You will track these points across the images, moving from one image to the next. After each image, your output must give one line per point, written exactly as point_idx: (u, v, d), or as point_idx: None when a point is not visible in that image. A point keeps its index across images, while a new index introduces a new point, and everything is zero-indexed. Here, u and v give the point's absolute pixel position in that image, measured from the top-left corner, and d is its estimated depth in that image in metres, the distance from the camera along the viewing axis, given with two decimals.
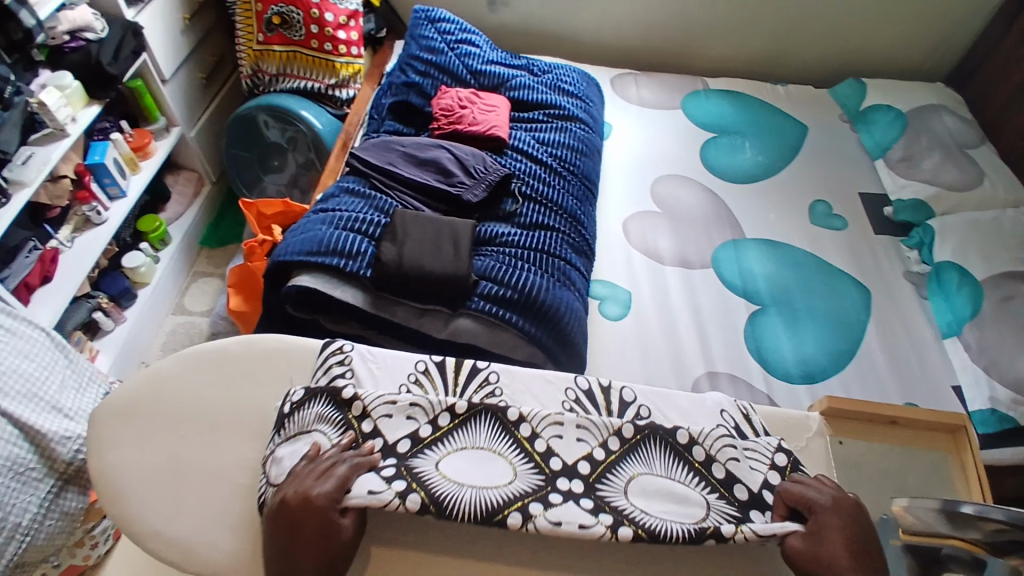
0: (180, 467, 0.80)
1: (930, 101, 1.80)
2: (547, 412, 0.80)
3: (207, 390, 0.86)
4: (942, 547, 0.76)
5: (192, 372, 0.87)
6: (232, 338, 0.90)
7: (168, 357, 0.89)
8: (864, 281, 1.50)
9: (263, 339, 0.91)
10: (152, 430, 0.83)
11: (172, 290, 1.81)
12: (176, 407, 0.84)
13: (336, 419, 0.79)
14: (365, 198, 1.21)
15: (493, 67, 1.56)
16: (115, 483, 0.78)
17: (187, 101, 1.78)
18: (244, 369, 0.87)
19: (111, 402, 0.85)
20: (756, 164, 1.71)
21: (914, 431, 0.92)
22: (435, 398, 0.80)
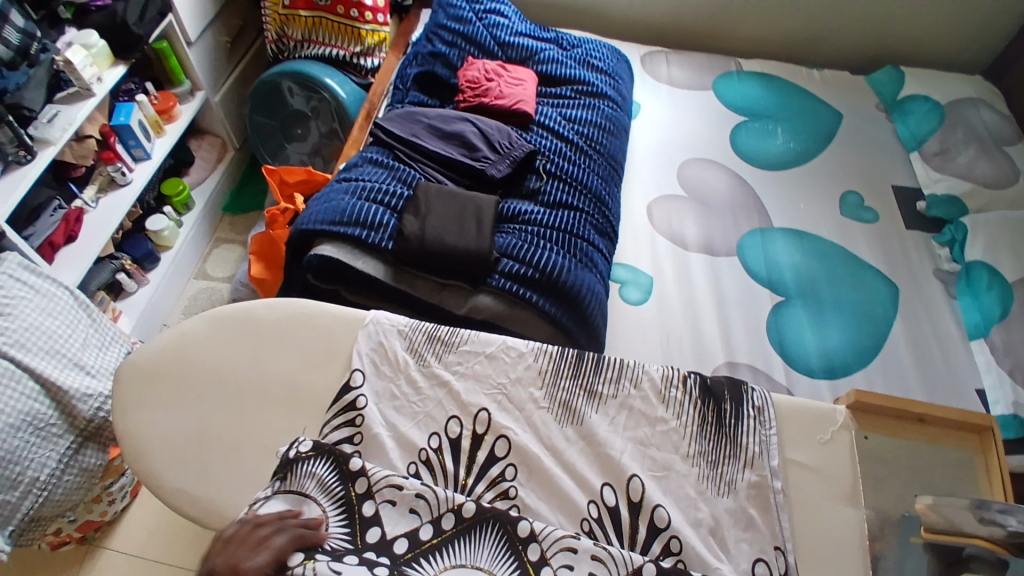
0: (204, 429, 0.80)
1: (970, 93, 1.73)
2: (561, 535, 0.69)
3: (230, 353, 0.86)
4: (966, 546, 0.76)
5: (219, 334, 0.88)
6: (257, 303, 0.91)
7: (194, 319, 0.89)
8: (891, 275, 1.46)
9: (288, 305, 0.91)
10: (176, 391, 0.83)
11: (195, 254, 1.83)
12: (200, 369, 0.84)
13: (335, 491, 0.71)
14: (389, 169, 1.20)
15: (522, 40, 1.52)
16: (143, 440, 0.79)
17: (212, 64, 1.77)
18: (268, 333, 0.88)
19: (138, 360, 0.85)
20: (787, 150, 1.67)
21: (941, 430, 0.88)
22: (443, 494, 0.71)
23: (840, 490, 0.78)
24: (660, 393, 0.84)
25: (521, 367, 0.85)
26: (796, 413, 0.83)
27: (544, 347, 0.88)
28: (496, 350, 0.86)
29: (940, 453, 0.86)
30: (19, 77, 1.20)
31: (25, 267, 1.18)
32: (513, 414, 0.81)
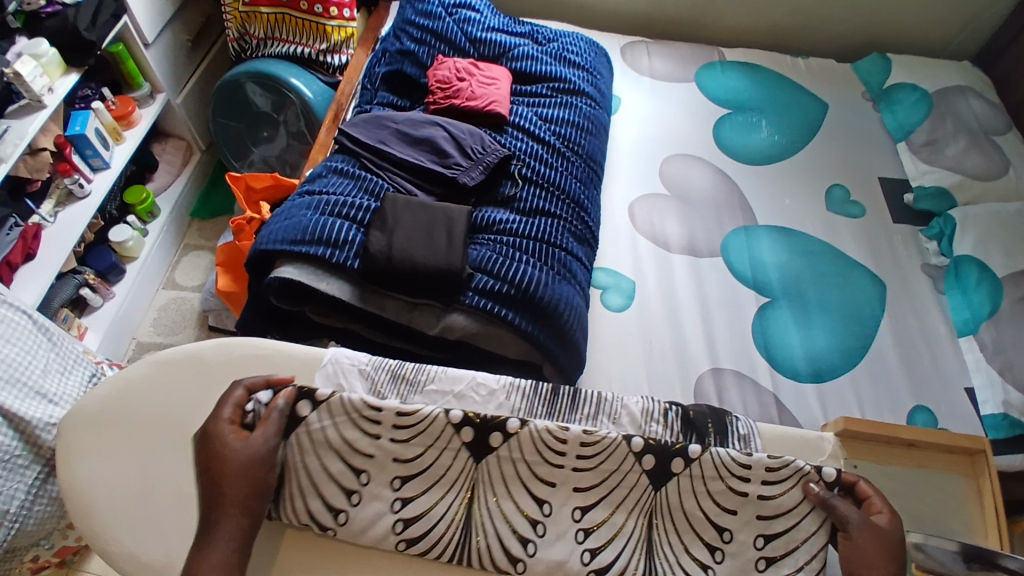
0: (152, 484, 0.74)
1: (959, 82, 1.69)
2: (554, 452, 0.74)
3: (178, 400, 0.80)
4: None
5: (166, 381, 0.81)
6: (207, 342, 0.84)
7: (139, 361, 0.82)
8: (879, 273, 1.43)
9: (240, 344, 0.84)
10: (120, 443, 0.77)
11: (163, 263, 1.76)
12: (145, 419, 0.78)
13: (342, 416, 0.75)
14: (355, 179, 1.14)
15: (494, 35, 1.46)
16: (84, 503, 0.73)
17: (172, 64, 1.69)
18: (222, 377, 0.82)
19: (78, 411, 0.78)
20: (771, 143, 1.62)
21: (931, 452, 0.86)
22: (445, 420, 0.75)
23: None
24: (640, 430, 0.81)
25: (491, 402, 0.81)
26: (784, 442, 0.80)
27: (517, 380, 0.83)
28: (467, 390, 0.82)
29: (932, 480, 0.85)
30: None
31: None
32: None
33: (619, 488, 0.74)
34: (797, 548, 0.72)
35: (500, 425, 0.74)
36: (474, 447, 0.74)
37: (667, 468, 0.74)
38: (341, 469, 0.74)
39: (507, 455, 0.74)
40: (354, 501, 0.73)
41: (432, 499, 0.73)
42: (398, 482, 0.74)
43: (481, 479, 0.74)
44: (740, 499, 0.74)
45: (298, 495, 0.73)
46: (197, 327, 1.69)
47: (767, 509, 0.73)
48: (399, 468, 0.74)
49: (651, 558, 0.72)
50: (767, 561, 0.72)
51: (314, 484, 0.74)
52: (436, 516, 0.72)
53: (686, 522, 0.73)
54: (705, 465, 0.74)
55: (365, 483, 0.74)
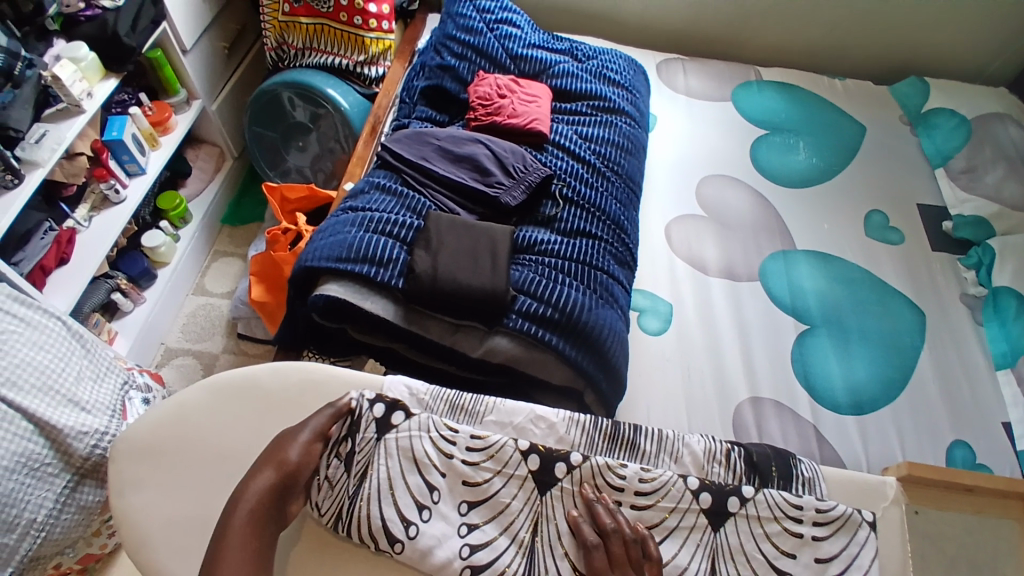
0: (208, 514, 0.75)
1: (997, 109, 1.67)
2: (617, 484, 0.78)
3: (233, 427, 0.81)
4: None
5: (221, 407, 0.82)
6: (263, 367, 0.85)
7: (195, 386, 0.83)
8: (918, 301, 1.41)
9: (297, 368, 0.86)
10: (176, 471, 0.78)
11: (194, 268, 1.77)
12: (202, 447, 0.79)
13: (426, 433, 0.79)
14: (397, 197, 1.13)
15: (535, 52, 1.45)
16: (141, 528, 0.74)
17: (208, 72, 1.71)
18: (275, 403, 0.83)
19: (134, 435, 0.80)
20: (810, 166, 1.60)
21: (990, 499, 0.93)
22: (515, 449, 0.79)
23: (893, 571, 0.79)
24: (702, 470, 0.83)
25: (548, 432, 0.83)
26: (847, 488, 0.83)
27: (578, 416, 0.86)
28: (524, 420, 0.84)
29: (987, 524, 0.91)
30: (4, 97, 1.14)
31: (15, 299, 1.10)
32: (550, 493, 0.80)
33: (680, 527, 0.76)
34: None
35: (564, 456, 0.79)
36: (539, 475, 0.78)
37: (725, 508, 0.77)
38: (417, 483, 0.77)
39: (570, 487, 0.78)
40: (425, 519, 0.75)
41: (497, 526, 0.76)
42: (465, 507, 0.77)
43: (545, 509, 0.77)
44: (796, 543, 0.77)
45: (369, 510, 0.75)
46: (225, 334, 1.69)
47: (822, 552, 0.77)
48: (467, 492, 0.77)
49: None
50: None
51: (392, 494, 0.76)
52: (500, 548, 0.74)
53: (748, 565, 0.75)
54: (760, 506, 0.78)
55: (437, 502, 0.76)
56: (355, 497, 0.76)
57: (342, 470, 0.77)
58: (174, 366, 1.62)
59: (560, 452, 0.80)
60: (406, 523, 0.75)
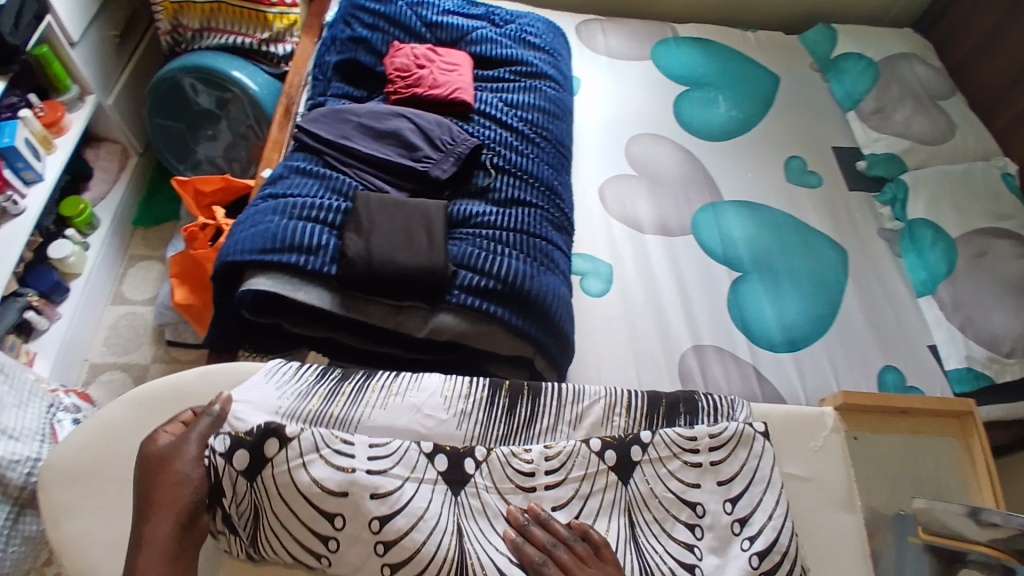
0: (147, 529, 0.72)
1: (904, 49, 1.76)
2: (515, 459, 0.78)
3: (167, 437, 0.77)
4: (967, 551, 0.87)
5: (150, 419, 0.79)
6: (190, 374, 0.83)
7: (120, 399, 0.79)
8: (839, 240, 1.49)
9: (231, 369, 0.84)
10: (108, 490, 0.74)
11: (108, 277, 1.64)
12: (134, 460, 0.75)
13: (309, 459, 0.73)
14: (321, 179, 1.07)
15: (451, 19, 1.40)
16: (81, 553, 0.70)
17: (98, 62, 1.56)
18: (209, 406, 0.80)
19: (58, 460, 0.75)
20: (730, 119, 1.64)
21: (922, 418, 1.02)
22: (414, 449, 0.76)
23: (837, 497, 0.83)
24: (600, 424, 0.84)
25: (445, 419, 0.82)
26: (788, 421, 0.87)
27: (468, 410, 0.83)
28: (413, 423, 0.81)
29: (923, 443, 1.00)
30: None
31: None
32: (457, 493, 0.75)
33: (594, 490, 0.78)
34: (763, 505, 0.78)
35: (470, 451, 0.77)
36: (449, 473, 0.76)
37: (629, 459, 0.79)
38: (313, 514, 0.71)
39: (482, 483, 0.76)
40: (333, 548, 0.71)
41: (414, 531, 0.72)
42: (377, 523, 0.72)
43: (462, 506, 0.74)
44: (699, 474, 0.79)
45: (275, 549, 0.72)
46: (153, 343, 1.58)
47: (724, 476, 0.79)
48: (376, 507, 0.72)
49: (640, 552, 0.75)
50: (741, 524, 0.78)
51: (290, 535, 0.72)
52: (427, 553, 0.71)
53: (662, 508, 0.78)
54: (658, 448, 0.80)
55: (342, 527, 0.71)
56: (256, 538, 0.72)
57: (235, 526, 0.72)
58: (102, 383, 1.51)
59: (465, 447, 0.78)
60: (317, 555, 0.72)
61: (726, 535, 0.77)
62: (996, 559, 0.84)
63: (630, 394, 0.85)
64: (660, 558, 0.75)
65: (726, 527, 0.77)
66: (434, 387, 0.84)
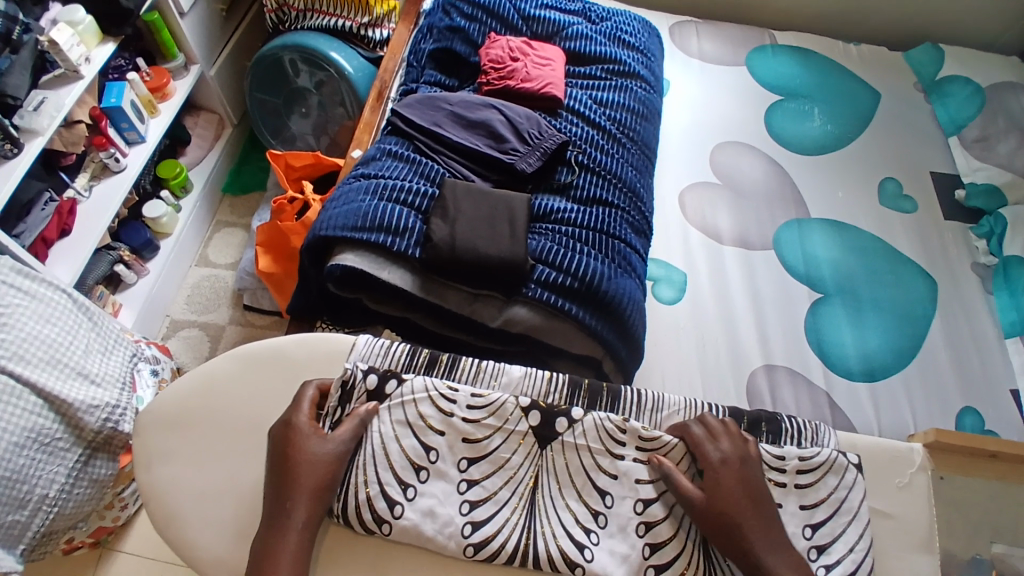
0: (237, 488, 0.70)
1: (1014, 77, 1.66)
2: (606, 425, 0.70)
3: (265, 399, 0.75)
4: None
5: (250, 378, 0.76)
6: (290, 338, 0.78)
7: (223, 355, 0.77)
8: (931, 271, 1.40)
9: (328, 340, 0.79)
10: (203, 443, 0.72)
11: (195, 240, 1.74)
12: (233, 417, 0.74)
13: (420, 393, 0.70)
14: (410, 163, 1.10)
15: (547, 13, 1.40)
16: (170, 501, 0.70)
17: (205, 34, 1.66)
18: (307, 376, 0.76)
19: (159, 406, 0.74)
20: (823, 133, 1.57)
21: (1013, 464, 0.89)
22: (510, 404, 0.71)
23: (915, 537, 0.76)
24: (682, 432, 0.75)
25: None
26: (875, 455, 0.79)
27: None
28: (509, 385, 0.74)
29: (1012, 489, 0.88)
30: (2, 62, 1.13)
31: (18, 271, 1.07)
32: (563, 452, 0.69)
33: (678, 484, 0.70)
34: (845, 537, 0.70)
35: (565, 410, 0.70)
36: (541, 431, 0.70)
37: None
38: (412, 445, 0.68)
39: (572, 441, 0.70)
40: (423, 480, 0.67)
41: (498, 481, 0.68)
42: (464, 463, 0.68)
43: (547, 462, 0.69)
44: (780, 492, 0.71)
45: (366, 476, 0.67)
46: (231, 306, 1.67)
47: (808, 499, 0.71)
48: (465, 449, 0.69)
49: (709, 562, 0.67)
50: (818, 551, 0.69)
51: (389, 459, 0.68)
52: (502, 500, 0.67)
53: None
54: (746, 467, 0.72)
55: (434, 461, 0.68)
56: (348, 471, 0.67)
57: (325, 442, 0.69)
58: (180, 338, 1.61)
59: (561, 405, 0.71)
60: (404, 486, 0.67)
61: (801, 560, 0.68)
62: None
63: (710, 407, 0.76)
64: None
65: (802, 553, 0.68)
66: (511, 382, 0.75)
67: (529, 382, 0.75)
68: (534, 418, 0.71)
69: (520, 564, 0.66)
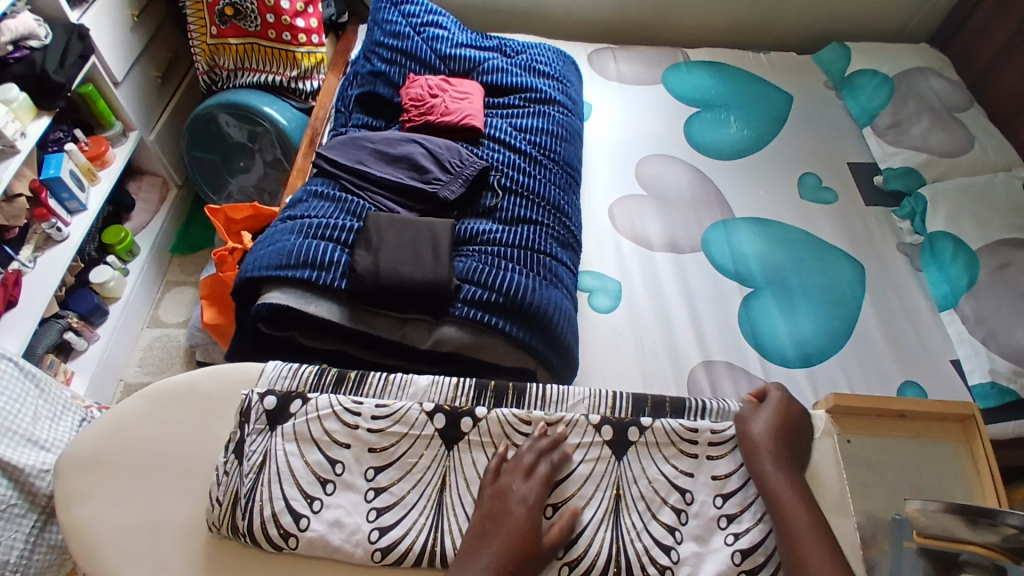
0: (154, 519, 0.71)
1: (919, 63, 1.75)
2: (506, 417, 0.74)
3: (177, 432, 0.76)
4: (960, 552, 0.73)
5: (160, 414, 0.77)
6: (201, 371, 0.81)
7: (133, 396, 0.79)
8: (856, 255, 1.47)
9: (235, 369, 0.81)
10: (121, 481, 0.73)
11: (146, 302, 1.74)
12: (146, 452, 0.75)
13: (325, 411, 0.73)
14: (336, 202, 1.14)
15: (464, 50, 1.47)
16: (90, 538, 0.70)
17: (141, 101, 1.71)
18: (216, 405, 0.78)
19: (74, 449, 0.75)
20: (741, 138, 1.65)
21: (925, 423, 0.92)
22: (415, 412, 0.73)
23: None
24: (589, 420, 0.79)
25: None
26: None
27: None
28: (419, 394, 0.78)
29: (925, 447, 0.90)
30: None
31: None
32: (470, 454, 0.72)
33: (586, 462, 0.73)
34: (755, 505, 0.71)
35: (469, 409, 0.74)
36: (446, 433, 0.73)
37: (626, 438, 0.74)
38: (317, 460, 0.71)
39: (478, 439, 0.73)
40: (330, 492, 0.69)
41: (406, 485, 0.70)
42: (372, 472, 0.71)
43: (454, 463, 0.72)
44: (693, 462, 0.74)
45: (270, 492, 0.69)
46: (185, 363, 1.67)
47: (719, 470, 0.74)
48: (372, 459, 0.71)
49: (617, 525, 0.69)
50: (728, 519, 0.71)
51: (293, 476, 0.70)
52: (409, 504, 0.69)
53: (650, 488, 0.72)
54: (657, 432, 0.74)
55: (341, 473, 0.70)
56: (253, 489, 0.69)
57: (235, 465, 0.71)
58: None
59: (465, 406, 0.74)
60: (310, 500, 0.69)
61: (710, 526, 0.70)
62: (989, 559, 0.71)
63: (614, 394, 0.79)
64: (636, 535, 0.69)
65: (712, 519, 0.71)
66: (418, 392, 0.77)
67: (437, 389, 0.78)
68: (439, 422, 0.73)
69: (428, 565, 0.67)
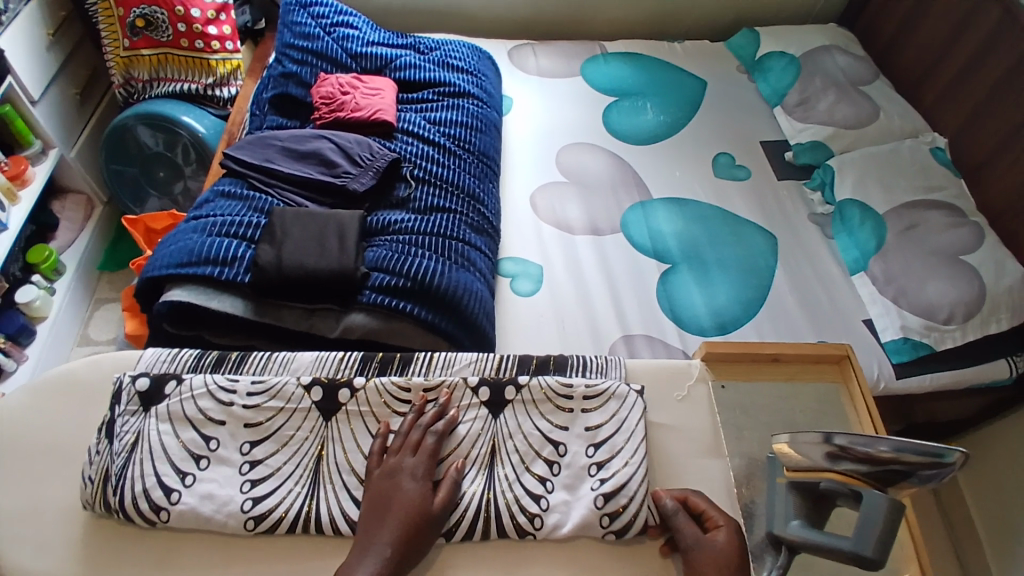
0: (36, 505, 0.73)
1: (823, 42, 1.82)
2: (382, 386, 0.77)
3: (60, 422, 0.78)
4: (820, 481, 0.77)
5: (42, 403, 0.79)
6: (83, 361, 0.83)
7: (14, 388, 0.80)
8: (768, 227, 1.53)
9: (116, 358, 0.84)
10: (3, 470, 0.74)
11: (75, 320, 1.71)
12: (29, 441, 0.76)
13: (203, 390, 0.75)
14: (243, 200, 1.14)
15: (376, 49, 1.49)
16: None
17: (60, 119, 1.68)
18: (97, 392, 0.80)
19: None
20: (658, 123, 1.71)
21: (800, 366, 0.96)
22: (291, 386, 0.76)
23: (701, 444, 0.84)
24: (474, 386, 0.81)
25: None
26: (660, 376, 0.88)
27: None
28: (304, 370, 0.80)
29: (799, 389, 0.95)
30: None
31: None
32: (347, 425, 0.75)
33: (463, 424, 0.76)
34: (623, 451, 0.76)
35: (347, 381, 0.76)
36: (324, 404, 0.75)
37: (503, 398, 0.77)
38: (191, 438, 0.73)
39: (356, 410, 0.76)
40: (203, 467, 0.71)
41: (282, 457, 0.72)
42: (247, 446, 0.73)
43: (332, 433, 0.74)
44: (568, 417, 0.78)
45: (143, 470, 0.70)
46: None
47: (592, 421, 0.78)
48: (248, 434, 0.73)
49: (490, 478, 0.73)
50: (598, 467, 0.75)
51: (165, 454, 0.71)
52: (285, 474, 0.72)
53: (525, 443, 0.76)
54: (533, 390, 0.78)
55: (215, 449, 0.72)
56: (125, 468, 0.71)
57: (106, 445, 0.73)
58: None
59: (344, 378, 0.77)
60: (182, 475, 0.71)
61: (579, 474, 0.75)
62: (847, 485, 0.75)
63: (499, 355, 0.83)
64: (507, 487, 0.73)
65: (583, 466, 0.75)
66: (301, 366, 0.80)
67: (322, 364, 0.81)
68: (318, 395, 0.76)
69: (302, 530, 0.70)
